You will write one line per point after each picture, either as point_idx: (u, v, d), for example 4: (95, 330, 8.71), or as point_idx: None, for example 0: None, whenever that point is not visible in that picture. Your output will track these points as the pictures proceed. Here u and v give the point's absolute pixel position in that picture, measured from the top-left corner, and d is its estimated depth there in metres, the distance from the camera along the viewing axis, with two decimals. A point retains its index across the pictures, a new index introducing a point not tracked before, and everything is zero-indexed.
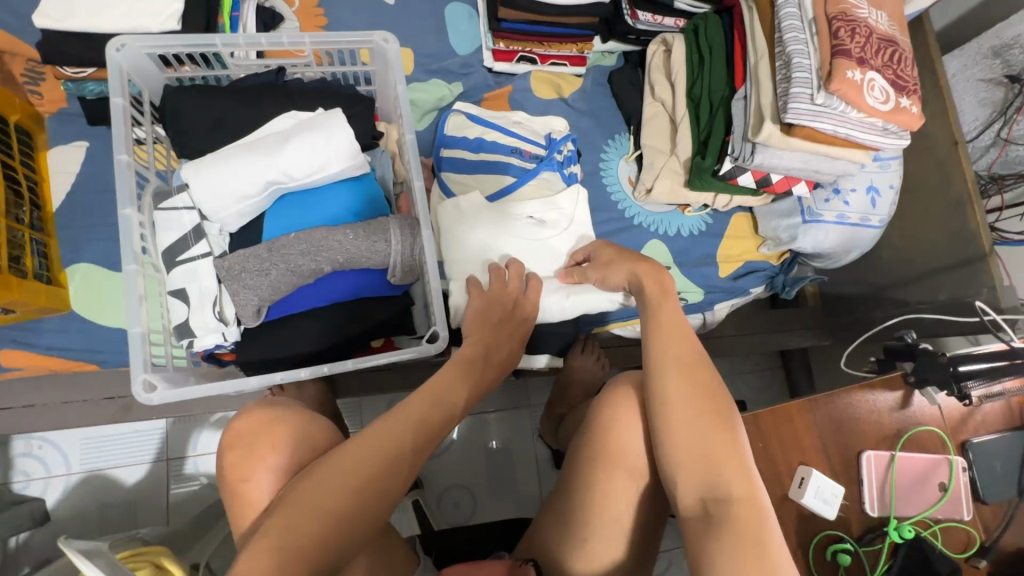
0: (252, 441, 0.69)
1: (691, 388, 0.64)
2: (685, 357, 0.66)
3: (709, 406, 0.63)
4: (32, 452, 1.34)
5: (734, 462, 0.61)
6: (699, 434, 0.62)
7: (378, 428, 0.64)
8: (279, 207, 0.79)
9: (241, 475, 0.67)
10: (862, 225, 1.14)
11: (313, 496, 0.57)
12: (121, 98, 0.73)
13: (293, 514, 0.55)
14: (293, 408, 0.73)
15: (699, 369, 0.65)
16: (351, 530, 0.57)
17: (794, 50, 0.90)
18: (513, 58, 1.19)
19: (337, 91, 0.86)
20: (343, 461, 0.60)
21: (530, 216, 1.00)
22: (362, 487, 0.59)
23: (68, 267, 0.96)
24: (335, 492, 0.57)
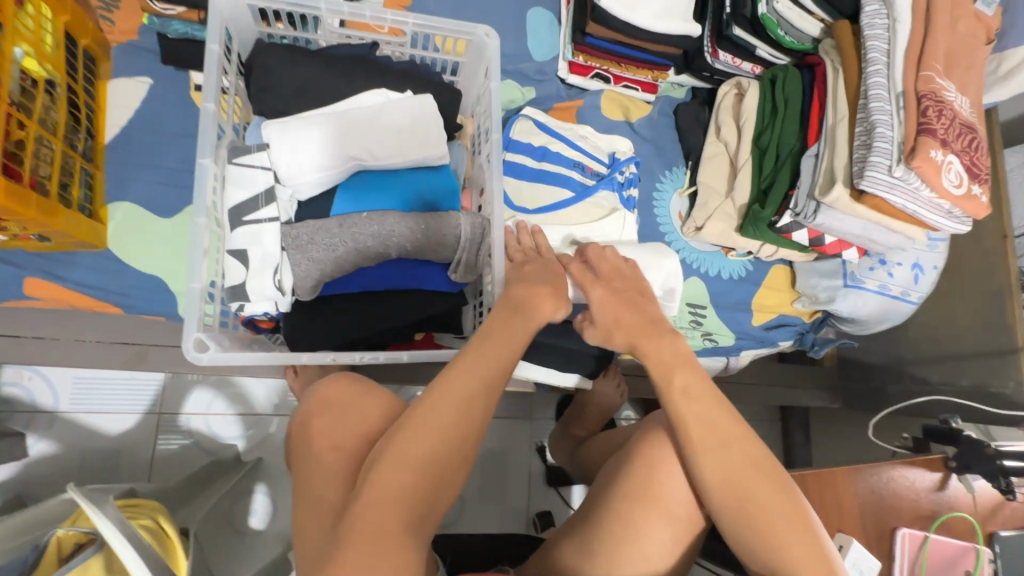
0: (346, 406, 0.69)
1: (734, 476, 0.60)
2: (723, 440, 0.61)
3: (760, 489, 0.59)
4: (21, 383, 1.29)
5: (796, 539, 0.58)
6: (751, 523, 0.58)
7: (447, 377, 0.58)
8: (353, 184, 0.76)
9: (330, 442, 0.65)
10: (901, 298, 1.15)
11: (399, 458, 0.53)
12: (217, 45, 0.71)
13: (384, 472, 0.52)
14: (375, 386, 0.74)
15: (738, 451, 0.61)
16: (435, 485, 0.54)
17: (878, 120, 0.91)
18: (589, 74, 1.18)
19: (426, 76, 0.85)
20: (421, 419, 0.55)
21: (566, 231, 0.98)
22: (445, 442, 0.54)
23: (109, 204, 0.92)
24: (421, 445, 0.54)
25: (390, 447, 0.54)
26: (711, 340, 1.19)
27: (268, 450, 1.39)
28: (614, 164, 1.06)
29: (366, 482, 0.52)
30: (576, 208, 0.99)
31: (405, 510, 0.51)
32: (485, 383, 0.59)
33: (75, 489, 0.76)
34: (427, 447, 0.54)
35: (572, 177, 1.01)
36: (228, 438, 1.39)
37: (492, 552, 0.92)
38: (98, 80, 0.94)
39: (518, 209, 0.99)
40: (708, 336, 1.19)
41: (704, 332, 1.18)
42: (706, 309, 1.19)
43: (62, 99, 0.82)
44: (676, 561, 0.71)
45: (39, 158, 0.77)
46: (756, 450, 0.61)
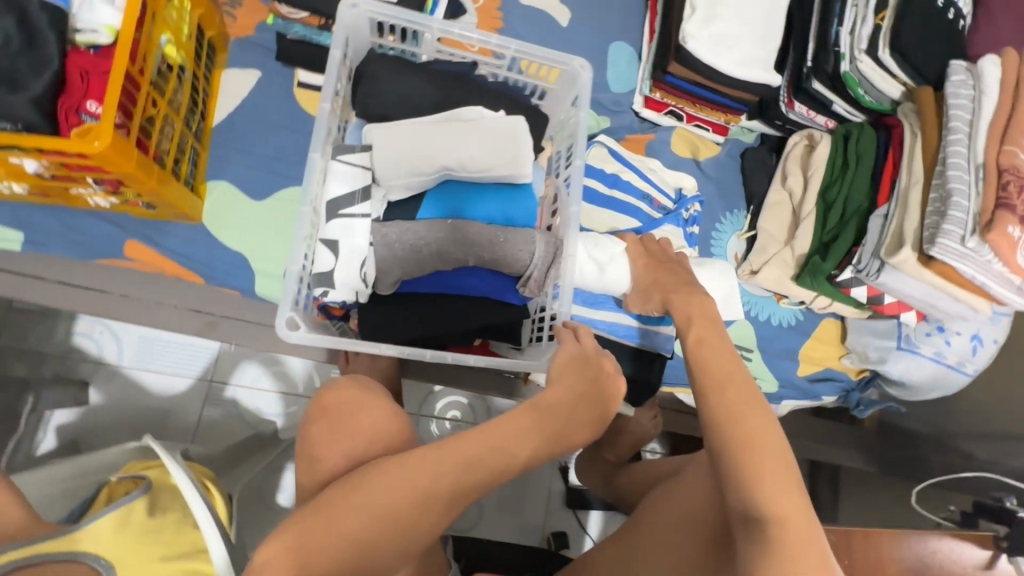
0: (343, 416, 0.70)
1: (730, 412, 0.62)
2: (728, 386, 0.64)
3: (754, 430, 0.61)
4: (92, 335, 1.38)
5: (776, 479, 0.58)
6: (734, 456, 0.59)
7: (430, 451, 0.59)
8: (442, 191, 0.82)
9: (321, 443, 0.69)
10: (955, 368, 1.14)
11: (335, 511, 0.55)
12: (338, 51, 0.77)
13: (313, 520, 0.54)
14: (385, 393, 0.74)
15: (742, 397, 0.63)
16: (361, 559, 0.54)
17: (955, 189, 0.91)
18: (663, 110, 1.22)
19: (518, 98, 0.90)
20: (381, 483, 0.57)
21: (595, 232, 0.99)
22: (384, 518, 0.55)
23: (209, 181, 1.00)
24: (360, 513, 0.55)
25: (342, 491, 0.57)
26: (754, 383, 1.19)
27: None
28: (680, 201, 1.09)
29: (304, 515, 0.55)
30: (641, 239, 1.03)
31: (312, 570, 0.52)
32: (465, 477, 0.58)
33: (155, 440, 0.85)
34: (367, 518, 0.55)
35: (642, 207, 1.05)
36: (268, 414, 1.44)
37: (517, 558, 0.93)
38: (215, 68, 1.02)
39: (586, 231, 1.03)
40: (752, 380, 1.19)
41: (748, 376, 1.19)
42: (752, 353, 1.19)
43: (188, 83, 0.89)
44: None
45: (163, 135, 0.84)
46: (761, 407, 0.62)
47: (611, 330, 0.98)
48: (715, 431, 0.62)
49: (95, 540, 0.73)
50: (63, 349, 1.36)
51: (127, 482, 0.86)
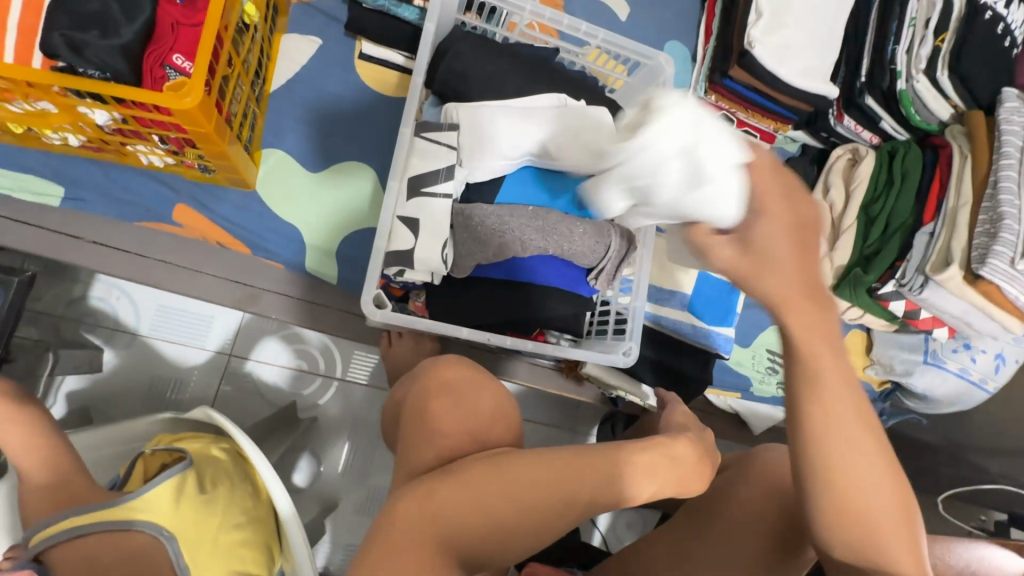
0: (464, 393, 0.70)
1: (849, 470, 0.53)
2: (837, 445, 0.53)
3: (876, 485, 0.53)
4: (109, 300, 1.32)
5: (893, 531, 0.54)
6: (852, 520, 0.54)
7: (565, 454, 0.61)
8: (519, 176, 0.81)
9: (439, 415, 0.68)
10: (978, 385, 1.18)
11: (473, 486, 0.58)
12: (433, 25, 0.76)
13: (458, 495, 0.57)
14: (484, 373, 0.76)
15: (866, 448, 0.54)
16: (493, 540, 0.57)
17: (1007, 212, 0.95)
18: (715, 113, 1.23)
19: (596, 89, 0.89)
20: (517, 471, 0.59)
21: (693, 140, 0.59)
22: (523, 507, 0.58)
23: (265, 148, 0.97)
24: (500, 496, 0.58)
25: (478, 471, 0.59)
26: (784, 389, 1.22)
27: (323, 412, 1.42)
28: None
29: (442, 486, 0.58)
30: None
31: (452, 540, 0.55)
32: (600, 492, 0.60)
33: (211, 410, 0.84)
34: (510, 505, 0.57)
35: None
36: (288, 392, 1.41)
37: (558, 551, 0.94)
38: (276, 30, 0.99)
39: None
40: (782, 386, 1.21)
41: (779, 381, 1.21)
42: None
43: (257, 46, 0.86)
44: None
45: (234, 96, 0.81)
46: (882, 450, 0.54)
47: (674, 328, 0.99)
48: (837, 495, 0.54)
49: (152, 509, 0.72)
50: (77, 314, 1.31)
51: (163, 454, 0.82)
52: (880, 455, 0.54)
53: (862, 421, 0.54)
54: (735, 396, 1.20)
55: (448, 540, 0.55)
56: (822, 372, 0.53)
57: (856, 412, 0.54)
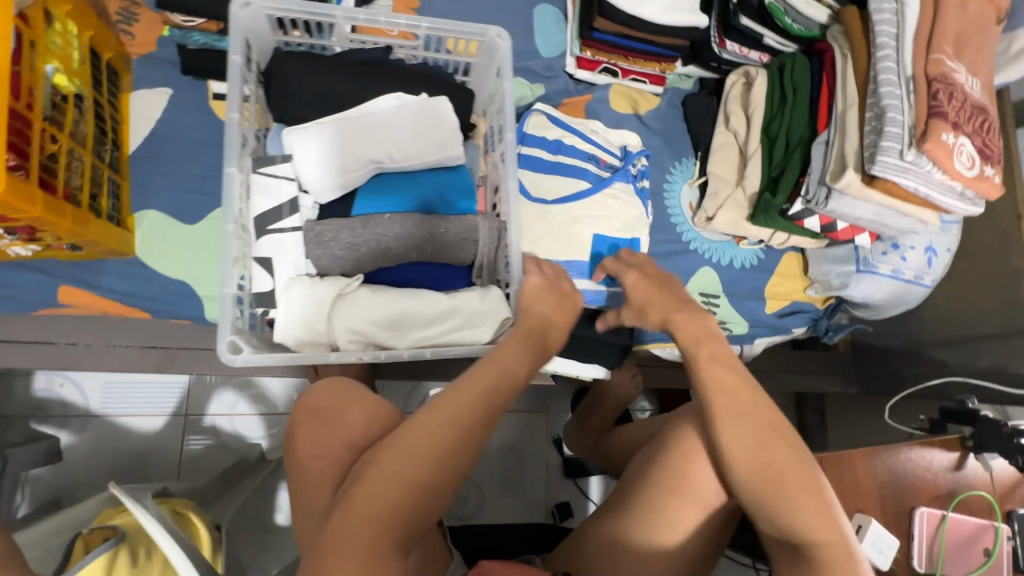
0: (332, 411, 0.73)
1: (778, 488, 0.57)
2: (749, 419, 0.60)
3: (770, 452, 0.58)
4: (54, 388, 1.33)
5: (808, 499, 0.56)
6: (766, 488, 0.57)
7: (438, 402, 0.64)
8: (372, 187, 0.79)
9: (313, 448, 0.72)
10: (915, 282, 1.16)
11: (378, 475, 0.59)
12: (238, 56, 0.72)
13: (367, 483, 0.59)
14: (361, 395, 0.76)
15: (749, 434, 0.59)
16: (423, 498, 0.59)
17: (889, 104, 0.91)
18: (597, 68, 1.19)
19: (441, 77, 0.86)
20: (405, 439, 0.61)
21: (339, 292, 0.73)
22: (431, 460, 0.60)
23: (136, 212, 0.95)
24: (403, 463, 0.60)
25: (377, 460, 0.61)
26: (725, 328, 1.20)
27: None
28: (626, 157, 1.07)
29: (355, 489, 0.59)
30: (594, 199, 1.00)
31: (387, 522, 0.57)
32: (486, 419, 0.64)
33: (114, 485, 0.81)
34: (414, 462, 0.60)
35: (582, 172, 1.02)
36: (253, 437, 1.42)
37: (516, 540, 0.94)
38: (121, 92, 0.96)
39: (536, 200, 1.00)
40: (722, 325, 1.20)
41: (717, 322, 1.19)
42: (718, 298, 1.20)
43: (89, 113, 0.84)
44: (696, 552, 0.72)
45: (71, 169, 0.80)
46: (783, 431, 0.59)
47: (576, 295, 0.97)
48: (745, 471, 0.58)
49: None
50: (27, 408, 1.32)
51: (103, 529, 0.82)
52: (769, 440, 0.59)
53: (749, 412, 0.60)
54: None
55: (386, 526, 0.57)
56: (712, 374, 0.63)
57: (744, 401, 0.61)
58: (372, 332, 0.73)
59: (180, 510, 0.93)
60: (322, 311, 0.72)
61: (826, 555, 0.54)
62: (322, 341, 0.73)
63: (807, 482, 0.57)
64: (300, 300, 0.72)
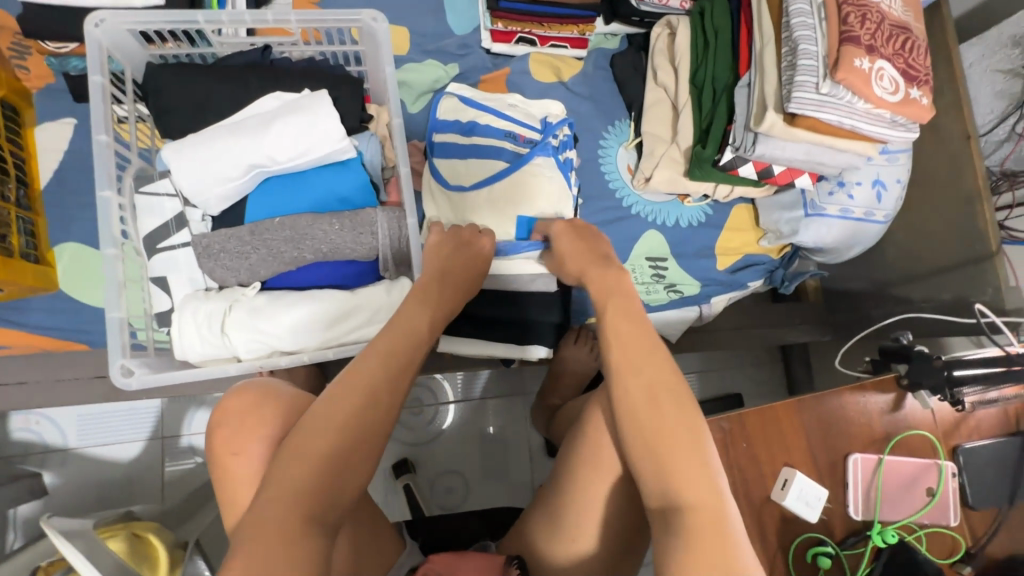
0: (242, 416, 0.64)
1: (660, 446, 0.56)
2: (645, 368, 0.59)
3: (665, 412, 0.57)
4: (31, 428, 1.24)
5: (689, 460, 0.55)
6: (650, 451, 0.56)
7: (350, 372, 0.59)
8: (262, 192, 0.78)
9: (229, 449, 0.63)
10: (865, 220, 1.10)
11: (296, 454, 0.54)
12: (100, 76, 0.72)
13: (286, 465, 0.53)
14: (262, 388, 0.67)
15: (636, 396, 0.58)
16: (343, 470, 0.55)
17: (801, 36, 0.88)
18: (513, 39, 1.15)
19: (327, 72, 0.84)
20: (320, 412, 0.56)
21: (230, 304, 0.73)
22: (348, 429, 0.56)
23: (56, 247, 0.95)
24: (320, 437, 0.55)
25: (292, 440, 0.55)
26: (676, 291, 1.16)
27: None
28: (546, 129, 1.01)
29: (273, 472, 0.53)
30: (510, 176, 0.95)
31: (310, 498, 0.52)
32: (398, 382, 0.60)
33: (47, 524, 0.79)
34: (335, 433, 0.55)
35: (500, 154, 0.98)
36: None
37: (475, 525, 0.93)
38: (24, 128, 0.96)
39: (455, 186, 0.98)
40: (673, 289, 1.16)
41: (667, 285, 1.16)
42: (666, 261, 1.16)
43: None
44: (628, 520, 0.70)
45: None
46: (672, 396, 0.58)
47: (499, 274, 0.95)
48: (636, 429, 0.57)
49: None
50: None
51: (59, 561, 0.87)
52: (656, 405, 0.58)
53: (641, 376, 0.59)
54: None
55: (310, 502, 0.52)
56: (617, 330, 0.62)
57: (637, 364, 0.60)
58: (273, 339, 0.73)
59: (140, 533, 0.92)
60: (215, 325, 0.72)
61: (690, 520, 0.52)
62: (223, 355, 0.73)
63: (692, 452, 0.55)
64: (191, 319, 0.72)
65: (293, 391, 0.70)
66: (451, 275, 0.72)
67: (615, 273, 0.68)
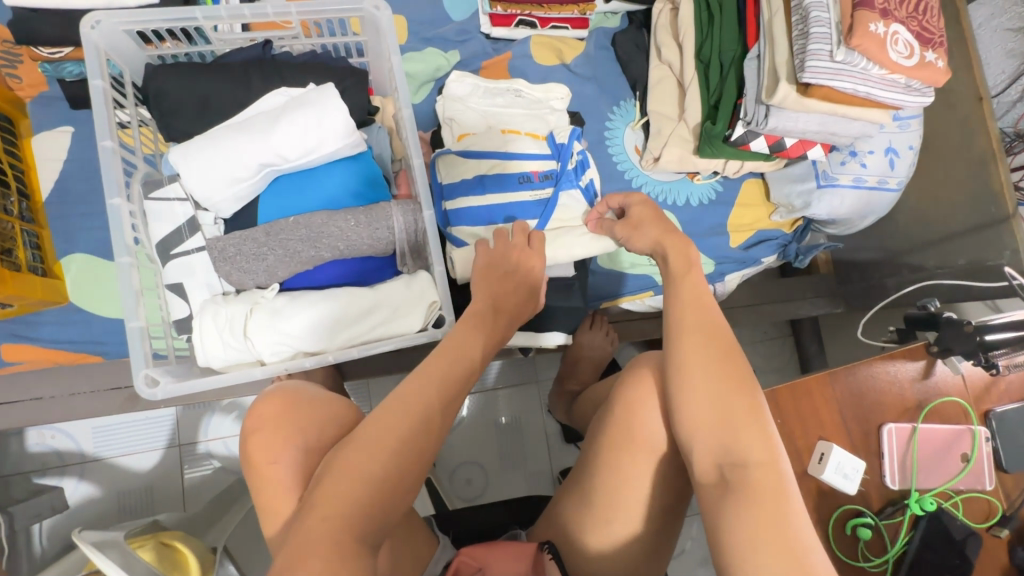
0: (278, 425, 0.63)
1: (723, 406, 0.57)
2: (712, 327, 0.61)
3: (716, 377, 0.58)
4: (45, 443, 1.22)
5: (749, 426, 0.56)
6: (714, 410, 0.57)
7: (403, 394, 0.59)
8: (273, 191, 0.77)
9: (266, 457, 0.61)
10: (878, 188, 1.09)
11: (349, 470, 0.54)
12: (100, 80, 0.70)
13: (342, 480, 0.53)
14: (302, 394, 0.67)
15: (703, 361, 0.59)
16: (388, 491, 0.54)
17: (812, 3, 0.87)
18: (512, 23, 1.12)
19: (330, 65, 0.82)
20: (375, 429, 0.56)
21: (254, 305, 0.72)
22: (399, 452, 0.55)
23: (62, 259, 0.94)
24: (371, 459, 0.54)
25: (341, 459, 0.55)
26: None
27: None
28: (561, 152, 0.97)
29: (321, 491, 0.53)
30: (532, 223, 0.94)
31: (357, 518, 0.51)
32: (449, 406, 0.61)
33: (79, 537, 0.79)
34: (384, 454, 0.55)
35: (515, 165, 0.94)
36: None
37: (507, 513, 0.93)
38: (21, 139, 0.94)
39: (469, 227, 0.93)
40: None
41: None
42: None
43: None
44: (666, 500, 0.70)
45: None
46: (732, 361, 0.59)
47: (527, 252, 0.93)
48: (693, 391, 0.58)
49: None
50: None
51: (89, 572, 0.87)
52: (718, 369, 0.59)
53: (708, 341, 0.60)
54: (649, 296, 1.12)
55: (357, 522, 0.51)
56: (683, 289, 0.64)
57: (706, 330, 0.61)
58: (299, 342, 0.71)
59: (168, 542, 0.92)
60: (242, 330, 0.71)
61: (754, 478, 0.53)
62: (248, 358, 0.72)
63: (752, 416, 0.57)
64: (212, 325, 0.71)
65: (327, 394, 0.70)
66: (503, 300, 0.73)
67: (679, 247, 0.69)
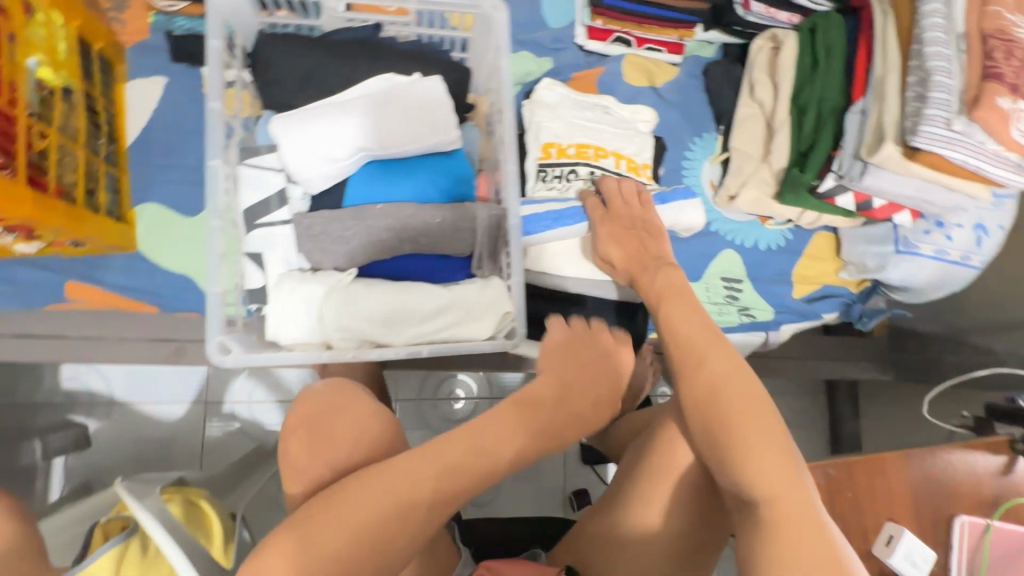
0: (339, 409, 0.67)
1: (728, 437, 0.58)
2: (705, 362, 0.63)
3: (723, 410, 0.59)
4: (79, 378, 1.24)
5: (762, 457, 0.56)
6: (715, 442, 0.59)
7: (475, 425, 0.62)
8: (363, 176, 0.75)
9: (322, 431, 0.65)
10: (961, 264, 1.05)
11: (403, 469, 0.55)
12: (218, 40, 0.70)
13: (395, 474, 0.55)
14: (358, 396, 0.69)
15: (700, 392, 0.62)
16: (400, 524, 0.53)
17: (935, 67, 0.84)
18: (609, 38, 1.11)
19: (435, 57, 0.81)
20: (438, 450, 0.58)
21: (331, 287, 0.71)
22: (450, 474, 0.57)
23: (136, 207, 0.94)
24: (424, 470, 0.56)
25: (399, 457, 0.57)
26: (747, 314, 1.11)
27: None
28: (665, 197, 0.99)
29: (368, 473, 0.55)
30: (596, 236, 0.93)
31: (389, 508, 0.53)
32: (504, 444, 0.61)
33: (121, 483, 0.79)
34: (437, 471, 0.56)
35: None
36: None
37: (527, 532, 0.91)
38: (116, 82, 0.95)
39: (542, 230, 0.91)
40: (746, 312, 1.10)
41: (741, 308, 1.10)
42: (742, 283, 1.11)
43: (80, 105, 0.83)
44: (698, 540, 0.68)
45: (65, 164, 0.79)
46: (774, 422, 0.58)
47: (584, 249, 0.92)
48: (702, 421, 0.60)
49: None
50: None
51: (119, 520, 0.82)
52: (716, 400, 0.60)
53: (703, 373, 0.63)
54: None
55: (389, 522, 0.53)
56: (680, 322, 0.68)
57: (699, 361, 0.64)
58: (370, 331, 0.71)
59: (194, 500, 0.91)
60: (313, 309, 0.70)
61: (768, 510, 0.53)
62: (316, 340, 0.72)
63: (797, 488, 0.54)
64: (288, 299, 0.70)
65: (378, 407, 0.69)
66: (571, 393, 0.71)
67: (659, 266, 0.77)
